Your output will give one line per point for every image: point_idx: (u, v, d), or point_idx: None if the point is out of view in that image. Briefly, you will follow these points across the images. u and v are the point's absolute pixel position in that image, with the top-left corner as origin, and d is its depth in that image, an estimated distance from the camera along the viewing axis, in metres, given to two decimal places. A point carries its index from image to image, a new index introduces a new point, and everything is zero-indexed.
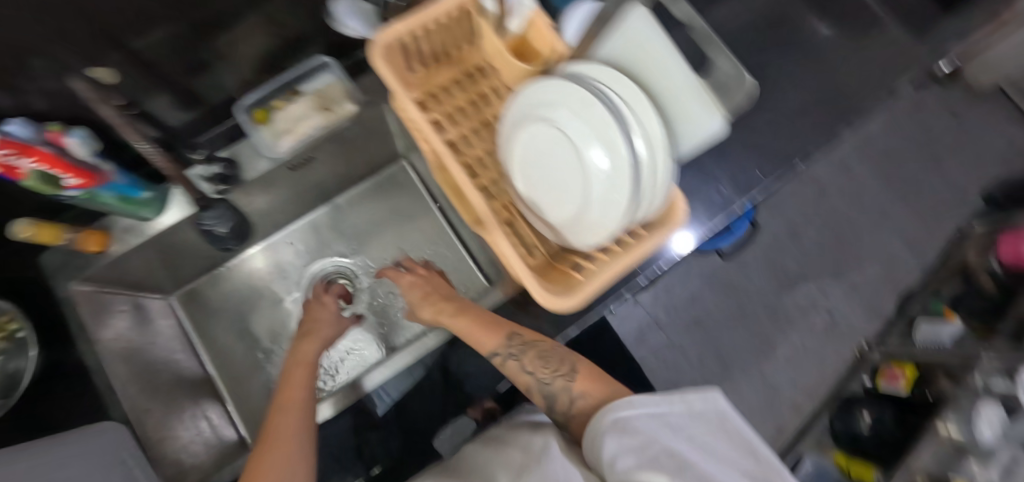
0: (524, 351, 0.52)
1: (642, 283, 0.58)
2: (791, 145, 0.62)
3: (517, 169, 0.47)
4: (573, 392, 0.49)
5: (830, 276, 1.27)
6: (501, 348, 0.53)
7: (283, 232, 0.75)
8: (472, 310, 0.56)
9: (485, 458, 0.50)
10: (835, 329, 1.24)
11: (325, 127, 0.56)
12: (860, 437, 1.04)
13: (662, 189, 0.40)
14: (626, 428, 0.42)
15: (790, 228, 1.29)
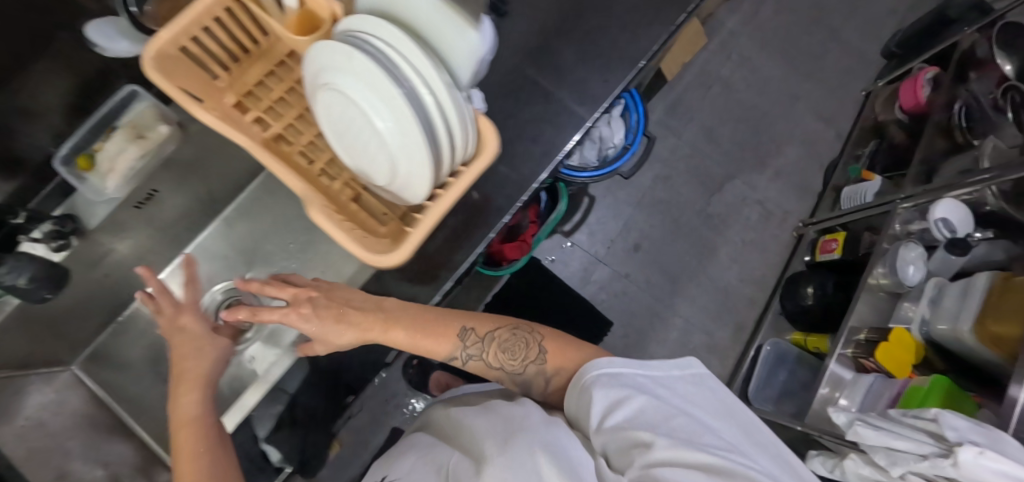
0: (485, 346, 0.50)
1: (505, 218, 0.58)
2: (633, 45, 0.62)
3: (334, 141, 0.47)
4: (549, 375, 0.49)
5: (755, 168, 1.29)
6: (459, 350, 0.50)
7: (172, 268, 0.72)
8: (403, 318, 0.50)
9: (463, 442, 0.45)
10: (770, 217, 1.26)
11: (143, 156, 0.60)
12: (809, 310, 1.06)
13: (455, 124, 0.40)
14: (604, 384, 0.42)
15: (707, 133, 1.30)
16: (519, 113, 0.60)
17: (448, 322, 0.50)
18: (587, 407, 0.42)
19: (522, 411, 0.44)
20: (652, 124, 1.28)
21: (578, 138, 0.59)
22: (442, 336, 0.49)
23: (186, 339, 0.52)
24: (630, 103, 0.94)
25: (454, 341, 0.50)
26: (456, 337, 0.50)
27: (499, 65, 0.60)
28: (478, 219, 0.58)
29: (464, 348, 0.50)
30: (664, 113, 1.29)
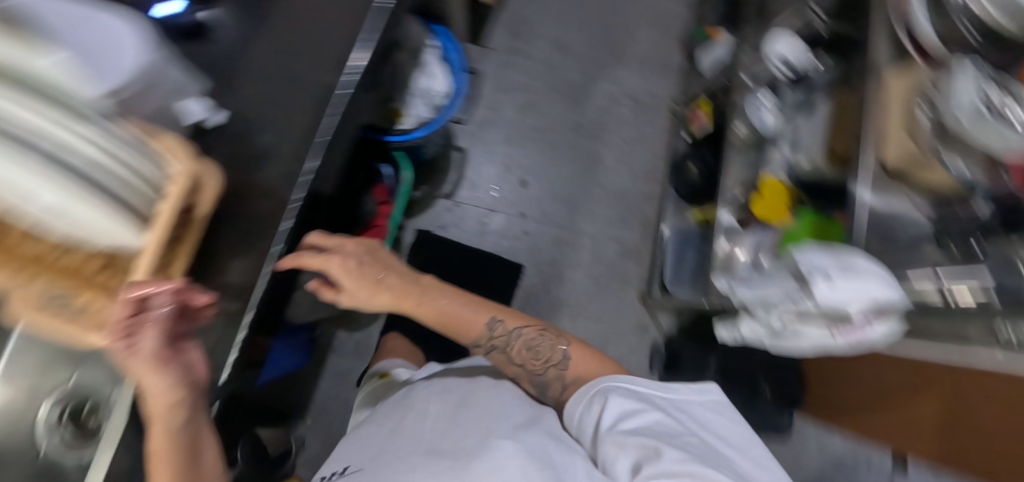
0: (508, 343, 0.63)
1: (285, 224, 0.52)
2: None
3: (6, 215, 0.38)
4: (565, 377, 0.60)
5: (614, 64, 1.25)
6: (485, 335, 0.63)
7: None
8: (436, 296, 0.63)
9: (458, 429, 0.50)
10: (642, 107, 1.24)
11: None
12: (696, 183, 1.07)
13: (113, 152, 0.36)
14: (626, 397, 0.52)
15: (556, 44, 1.24)
16: (265, 100, 0.53)
17: (478, 312, 0.64)
18: (604, 409, 0.51)
19: (524, 413, 0.53)
20: (499, 54, 1.22)
21: (337, 107, 0.54)
22: (477, 318, 0.63)
23: (138, 365, 0.40)
24: (442, 44, 0.89)
25: (483, 322, 0.63)
26: (487, 327, 0.63)
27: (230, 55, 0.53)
28: (255, 238, 0.51)
29: (490, 334, 0.63)
30: (507, 37, 1.23)
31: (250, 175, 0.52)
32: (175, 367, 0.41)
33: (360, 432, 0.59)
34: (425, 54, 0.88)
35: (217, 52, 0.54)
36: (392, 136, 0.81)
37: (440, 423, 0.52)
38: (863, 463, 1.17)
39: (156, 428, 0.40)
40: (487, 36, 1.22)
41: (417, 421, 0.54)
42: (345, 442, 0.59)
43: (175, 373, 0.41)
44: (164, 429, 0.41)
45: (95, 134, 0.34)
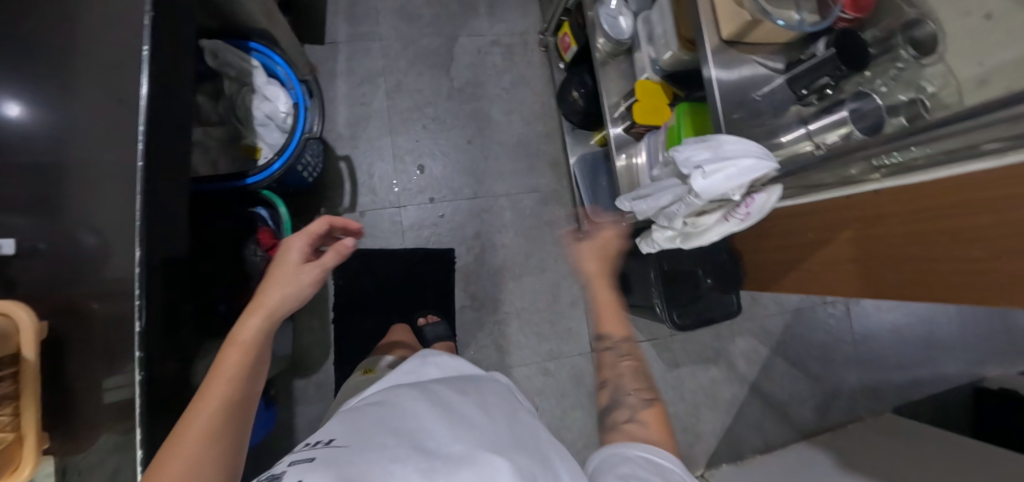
0: (618, 368, 0.66)
1: (136, 328, 0.48)
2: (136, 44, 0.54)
3: None
4: (632, 415, 0.59)
5: (468, 15, 1.19)
6: (616, 339, 0.69)
7: None
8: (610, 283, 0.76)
9: (449, 432, 0.46)
10: (511, 50, 1.20)
11: None
12: (584, 108, 1.05)
13: None
14: (637, 459, 0.51)
15: (401, 14, 1.17)
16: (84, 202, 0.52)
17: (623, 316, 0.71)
18: (612, 462, 0.51)
19: (526, 436, 0.51)
20: (347, 44, 1.13)
21: (140, 188, 0.50)
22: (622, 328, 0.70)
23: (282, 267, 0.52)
24: (265, 59, 0.80)
25: (611, 331, 0.69)
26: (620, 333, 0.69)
27: None
28: (120, 347, 0.50)
29: (608, 344, 0.68)
30: (348, 24, 1.14)
31: (92, 278, 0.51)
32: (302, 286, 0.50)
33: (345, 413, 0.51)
34: (251, 76, 0.80)
35: None
36: (252, 177, 0.75)
37: (432, 419, 0.47)
38: (818, 307, 1.25)
39: (256, 319, 0.46)
40: (326, 31, 1.13)
41: (401, 413, 0.48)
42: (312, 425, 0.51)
43: (300, 291, 0.50)
44: (258, 326, 0.46)
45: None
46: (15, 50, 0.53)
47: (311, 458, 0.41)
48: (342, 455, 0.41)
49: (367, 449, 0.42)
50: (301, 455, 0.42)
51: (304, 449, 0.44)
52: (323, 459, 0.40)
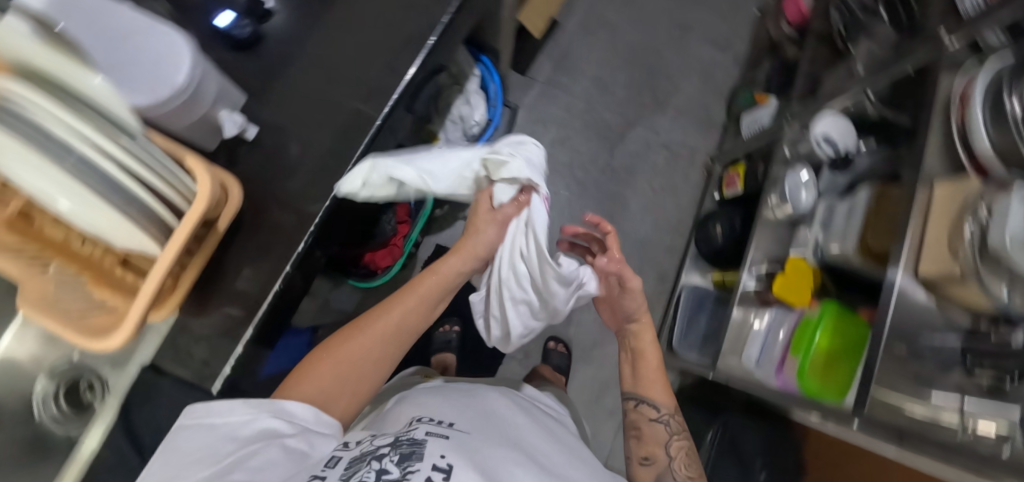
0: (642, 435, 0.65)
1: (298, 247, 0.52)
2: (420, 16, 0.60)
3: (48, 200, 0.39)
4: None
5: (655, 110, 1.25)
6: (661, 410, 0.65)
7: None
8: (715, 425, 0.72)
9: (548, 451, 0.51)
10: (677, 159, 1.23)
11: None
12: (720, 247, 1.04)
13: (172, 188, 0.39)
14: None
15: (598, 82, 1.25)
16: (311, 118, 0.56)
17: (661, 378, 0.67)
18: None
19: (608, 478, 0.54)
20: (541, 83, 1.22)
21: (366, 140, 0.55)
22: (661, 399, 0.66)
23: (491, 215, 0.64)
24: (484, 74, 0.89)
25: (653, 397, 0.66)
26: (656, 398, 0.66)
27: (282, 73, 0.56)
28: (274, 254, 0.52)
29: (656, 416, 0.65)
30: (550, 68, 1.23)
31: (273, 185, 0.54)
32: (467, 255, 0.62)
33: (438, 394, 0.57)
34: (467, 80, 0.88)
35: (260, 62, 0.57)
36: None
37: (543, 447, 0.51)
38: None
39: (454, 259, 0.61)
40: (531, 65, 1.22)
41: (511, 427, 0.52)
42: (421, 396, 0.57)
43: (464, 258, 0.62)
44: (453, 264, 0.61)
45: (122, 152, 0.35)
46: None
47: (449, 437, 0.45)
48: (476, 447, 0.45)
49: (488, 445, 0.46)
50: (434, 430, 0.46)
51: (430, 424, 0.48)
52: (461, 442, 0.45)
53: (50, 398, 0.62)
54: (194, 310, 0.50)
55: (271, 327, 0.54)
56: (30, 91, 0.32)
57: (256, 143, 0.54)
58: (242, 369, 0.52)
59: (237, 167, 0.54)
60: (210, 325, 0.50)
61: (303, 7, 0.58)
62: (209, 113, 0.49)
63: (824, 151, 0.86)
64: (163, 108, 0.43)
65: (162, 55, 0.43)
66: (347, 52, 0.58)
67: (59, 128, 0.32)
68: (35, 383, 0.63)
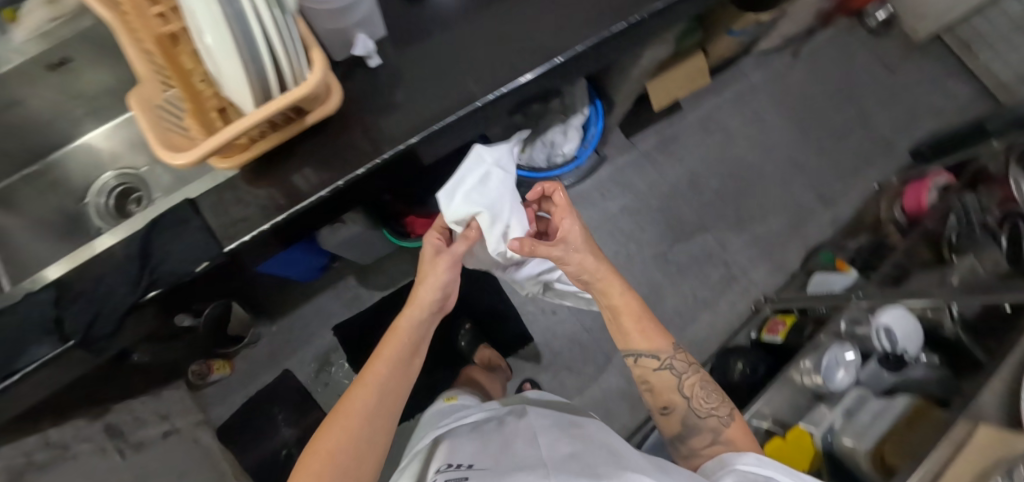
0: (653, 383, 0.65)
1: (359, 170, 0.56)
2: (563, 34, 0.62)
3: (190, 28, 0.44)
4: (719, 435, 0.60)
5: (730, 229, 1.26)
6: (662, 358, 0.64)
7: (80, 142, 0.74)
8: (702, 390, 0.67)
9: (574, 454, 0.50)
10: (730, 282, 1.22)
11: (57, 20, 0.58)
12: (732, 384, 0.99)
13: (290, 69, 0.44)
14: None
15: (690, 178, 1.28)
16: (426, 74, 0.60)
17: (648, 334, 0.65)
18: None
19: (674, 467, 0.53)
20: (639, 154, 1.27)
21: (461, 114, 0.58)
22: (660, 346, 0.64)
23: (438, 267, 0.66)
24: (591, 116, 0.91)
25: (641, 348, 0.65)
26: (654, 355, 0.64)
27: (423, 29, 0.62)
28: (335, 167, 0.56)
29: (660, 365, 0.64)
30: (652, 145, 1.28)
31: (368, 113, 0.58)
32: (422, 306, 0.63)
33: (459, 439, 0.60)
34: (574, 115, 0.89)
35: (411, 14, 0.63)
36: None
37: (573, 448, 0.51)
38: None
39: (411, 311, 0.63)
40: (638, 134, 1.27)
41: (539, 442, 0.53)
42: (457, 442, 0.59)
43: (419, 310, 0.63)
44: (412, 317, 0.63)
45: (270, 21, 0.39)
46: None
47: (466, 477, 0.48)
48: (498, 473, 0.47)
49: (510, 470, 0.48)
50: (453, 475, 0.49)
51: (450, 470, 0.51)
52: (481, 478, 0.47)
53: (105, 190, 0.74)
54: (250, 174, 0.55)
55: (300, 224, 0.58)
56: None
57: (372, 72, 0.60)
58: (259, 245, 0.56)
59: (347, 83, 0.59)
60: (255, 197, 0.55)
61: None
62: (349, 29, 0.55)
63: (882, 343, 0.81)
64: (310, 4, 0.49)
65: None
66: (483, 36, 0.62)
67: None
68: (100, 173, 0.75)
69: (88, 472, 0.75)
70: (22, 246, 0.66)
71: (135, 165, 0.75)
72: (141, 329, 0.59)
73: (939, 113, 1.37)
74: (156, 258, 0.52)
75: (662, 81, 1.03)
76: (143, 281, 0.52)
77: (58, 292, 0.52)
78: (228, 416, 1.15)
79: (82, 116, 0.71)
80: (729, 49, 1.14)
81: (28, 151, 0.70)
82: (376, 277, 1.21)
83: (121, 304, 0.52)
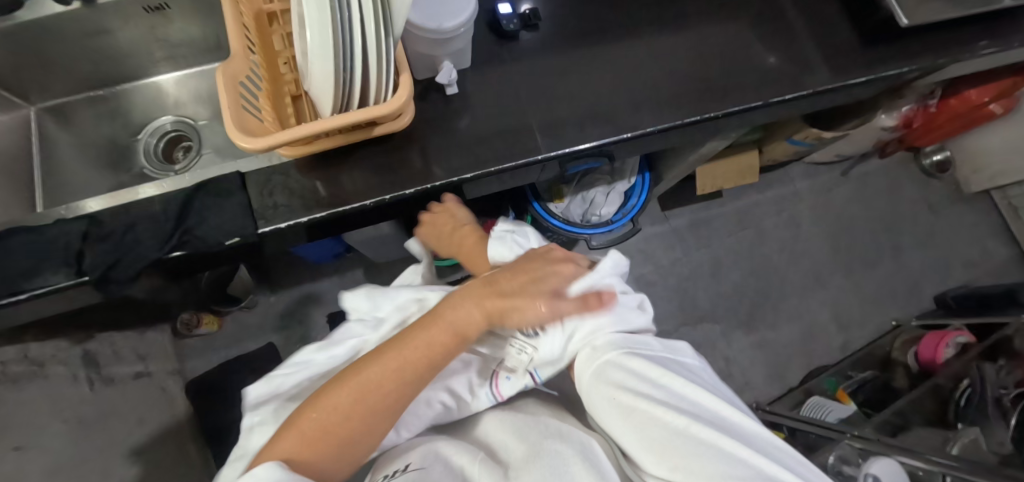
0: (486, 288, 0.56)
1: (409, 189, 0.56)
2: (633, 111, 0.63)
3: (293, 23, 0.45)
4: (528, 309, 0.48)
5: (739, 326, 1.25)
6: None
7: (151, 81, 0.78)
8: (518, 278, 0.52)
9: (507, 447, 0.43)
10: (727, 378, 1.21)
11: None
12: None
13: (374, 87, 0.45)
14: None
15: (713, 265, 1.28)
16: (495, 113, 0.61)
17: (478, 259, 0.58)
18: None
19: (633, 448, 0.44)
20: (669, 228, 1.28)
21: (521, 161, 0.59)
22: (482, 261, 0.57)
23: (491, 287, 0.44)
24: (636, 186, 0.92)
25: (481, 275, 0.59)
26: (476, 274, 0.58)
27: (503, 69, 0.64)
28: (385, 179, 0.56)
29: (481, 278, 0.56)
30: (684, 223, 1.29)
31: (430, 135, 0.59)
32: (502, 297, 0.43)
33: (413, 438, 0.55)
34: (620, 180, 0.91)
35: (496, 51, 0.64)
36: (539, 205, 0.88)
37: (503, 427, 0.47)
38: None
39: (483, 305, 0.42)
40: (673, 209, 1.29)
41: (478, 426, 0.50)
42: (411, 438, 0.56)
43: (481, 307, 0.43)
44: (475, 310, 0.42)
45: (374, 43, 0.41)
46: (588, 28, 0.68)
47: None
48: (422, 465, 0.43)
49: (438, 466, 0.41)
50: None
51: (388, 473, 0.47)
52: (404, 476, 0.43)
53: (160, 133, 0.79)
54: (306, 163, 0.56)
55: (335, 224, 0.58)
56: None
57: (448, 99, 0.61)
58: (292, 233, 0.56)
59: (421, 103, 0.60)
60: (301, 187, 0.55)
61: (558, 42, 0.66)
62: (439, 57, 0.56)
63: None
64: (418, 31, 0.49)
65: (453, 2, 0.48)
66: (559, 92, 0.63)
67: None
68: (160, 116, 0.79)
69: (53, 396, 0.75)
70: (70, 171, 0.74)
71: (193, 117, 0.79)
72: (155, 279, 0.60)
73: (973, 268, 1.36)
74: (194, 221, 0.53)
75: (712, 168, 1.03)
76: (171, 240, 0.53)
77: (89, 226, 0.53)
78: (202, 371, 1.14)
79: (159, 59, 0.74)
80: (785, 153, 1.14)
81: (102, 78, 0.73)
82: (385, 277, 1.22)
83: (147, 255, 0.52)
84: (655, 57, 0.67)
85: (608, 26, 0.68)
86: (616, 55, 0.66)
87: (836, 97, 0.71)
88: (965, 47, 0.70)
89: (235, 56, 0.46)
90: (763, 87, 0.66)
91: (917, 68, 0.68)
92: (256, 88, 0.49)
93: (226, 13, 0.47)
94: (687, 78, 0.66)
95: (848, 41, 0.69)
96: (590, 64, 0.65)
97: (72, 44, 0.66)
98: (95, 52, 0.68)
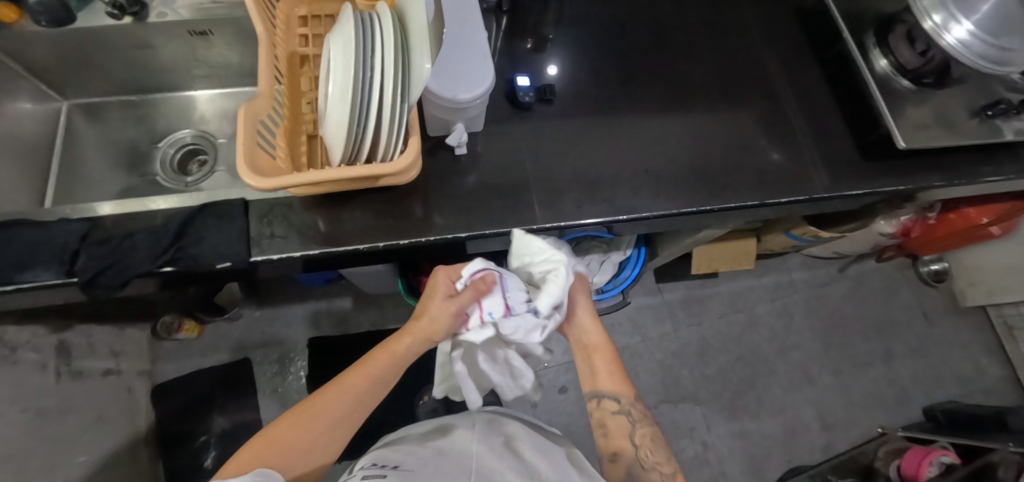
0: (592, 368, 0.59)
1: (403, 240, 0.57)
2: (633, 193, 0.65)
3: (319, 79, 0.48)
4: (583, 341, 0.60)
5: (721, 412, 1.23)
6: (623, 402, 0.56)
7: (183, 94, 0.81)
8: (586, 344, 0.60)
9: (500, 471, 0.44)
10: (703, 466, 1.18)
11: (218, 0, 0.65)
12: None
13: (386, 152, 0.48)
14: None
15: (701, 345, 1.27)
16: (501, 175, 0.63)
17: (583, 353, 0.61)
18: None
19: None
20: (660, 301, 1.29)
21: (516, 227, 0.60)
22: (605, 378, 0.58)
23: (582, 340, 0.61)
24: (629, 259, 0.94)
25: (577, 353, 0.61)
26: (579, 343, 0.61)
27: (510, 135, 0.66)
28: (384, 226, 0.58)
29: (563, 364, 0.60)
30: (677, 298, 1.30)
31: (432, 189, 0.61)
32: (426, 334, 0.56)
33: (393, 446, 0.55)
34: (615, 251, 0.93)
35: (510, 117, 0.67)
36: None
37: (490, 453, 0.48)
38: None
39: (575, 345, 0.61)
40: (667, 282, 1.31)
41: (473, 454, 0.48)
42: (392, 446, 0.55)
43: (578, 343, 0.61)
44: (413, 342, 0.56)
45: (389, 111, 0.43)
46: (601, 106, 0.71)
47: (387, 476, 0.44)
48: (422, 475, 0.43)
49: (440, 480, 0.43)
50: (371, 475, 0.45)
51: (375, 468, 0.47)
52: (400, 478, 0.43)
53: (178, 143, 0.81)
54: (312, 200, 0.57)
55: (328, 261, 0.59)
56: (389, 43, 0.42)
57: (456, 157, 0.63)
58: (286, 264, 0.57)
59: (429, 158, 0.62)
60: (302, 220, 0.57)
61: (569, 119, 0.69)
62: (454, 120, 0.58)
63: None
64: (433, 98, 0.51)
65: (471, 76, 0.51)
66: (565, 163, 0.66)
67: (380, 73, 0.42)
68: (183, 129, 0.82)
69: (18, 383, 0.74)
70: (86, 167, 0.76)
71: (214, 135, 0.82)
72: (143, 287, 0.60)
73: (965, 384, 1.34)
74: (191, 238, 0.54)
75: (709, 250, 1.05)
76: (165, 254, 0.54)
77: (89, 228, 0.54)
78: (174, 376, 1.13)
79: (196, 76, 0.78)
80: (783, 245, 1.16)
81: (137, 85, 0.77)
82: (372, 309, 1.23)
83: (138, 265, 0.53)
84: (662, 143, 0.69)
85: (620, 107, 0.71)
86: (622, 135, 0.69)
87: (832, 205, 0.72)
88: (963, 173, 0.72)
89: (261, 95, 0.49)
90: (760, 186, 0.68)
91: (912, 188, 0.70)
92: (274, 125, 0.52)
93: (260, 54, 0.50)
94: (689, 167, 0.68)
95: (848, 153, 0.72)
96: (598, 143, 0.68)
97: (118, 52, 0.69)
98: (134, 62, 0.72)
